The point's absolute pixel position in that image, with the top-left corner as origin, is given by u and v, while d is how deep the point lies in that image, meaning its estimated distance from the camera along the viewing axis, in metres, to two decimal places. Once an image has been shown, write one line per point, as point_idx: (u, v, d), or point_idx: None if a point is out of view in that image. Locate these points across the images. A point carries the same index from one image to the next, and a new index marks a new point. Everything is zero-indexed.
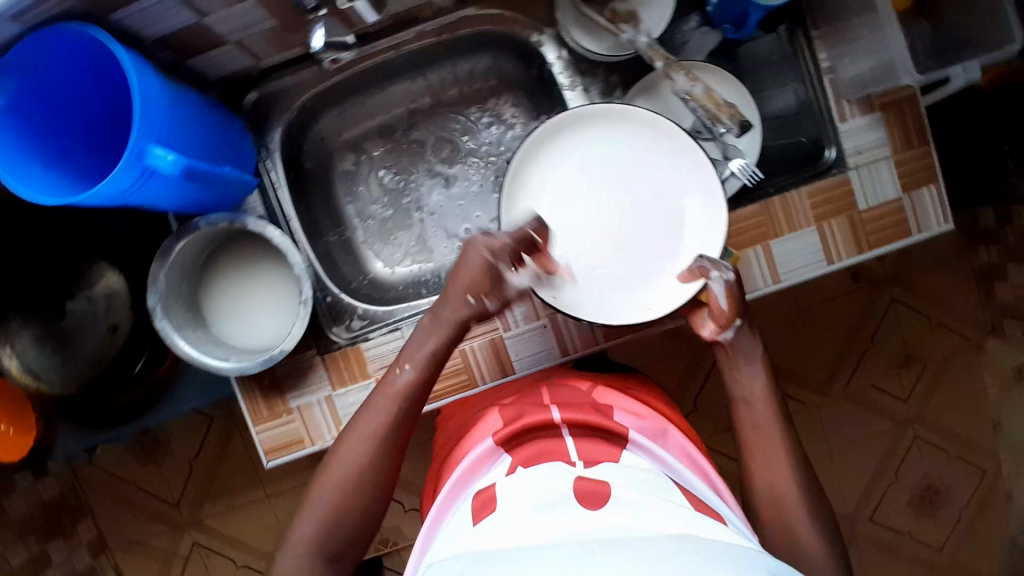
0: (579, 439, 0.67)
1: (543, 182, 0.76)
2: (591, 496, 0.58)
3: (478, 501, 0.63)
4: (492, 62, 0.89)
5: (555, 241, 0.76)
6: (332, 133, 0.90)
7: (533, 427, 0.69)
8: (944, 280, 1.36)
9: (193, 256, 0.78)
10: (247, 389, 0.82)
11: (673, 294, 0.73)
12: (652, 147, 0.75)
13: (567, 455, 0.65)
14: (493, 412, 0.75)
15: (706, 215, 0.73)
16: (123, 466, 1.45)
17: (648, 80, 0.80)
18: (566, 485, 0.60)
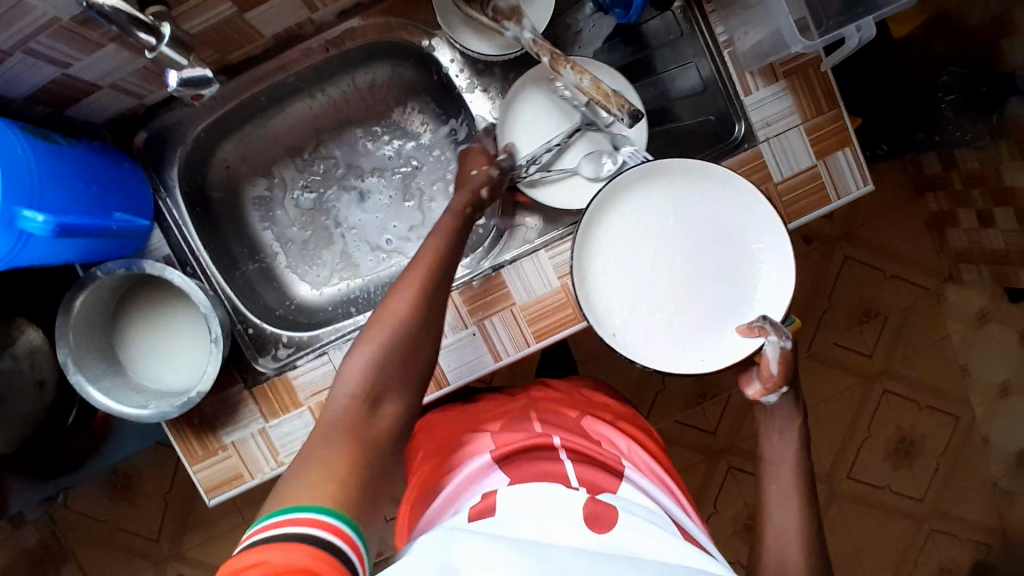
0: (579, 465, 0.66)
1: (614, 223, 0.71)
2: (597, 519, 0.58)
3: (478, 505, 0.61)
4: (391, 72, 0.87)
5: (620, 286, 0.71)
6: (236, 160, 0.88)
7: (530, 447, 0.68)
8: (898, 233, 1.32)
9: (101, 304, 0.77)
10: (180, 431, 0.81)
11: (727, 347, 0.68)
12: (731, 203, 0.69)
13: (567, 479, 0.63)
14: (484, 433, 0.73)
15: (775, 280, 0.68)
16: (99, 507, 1.44)
17: (521, 83, 0.81)
18: (576, 506, 0.59)
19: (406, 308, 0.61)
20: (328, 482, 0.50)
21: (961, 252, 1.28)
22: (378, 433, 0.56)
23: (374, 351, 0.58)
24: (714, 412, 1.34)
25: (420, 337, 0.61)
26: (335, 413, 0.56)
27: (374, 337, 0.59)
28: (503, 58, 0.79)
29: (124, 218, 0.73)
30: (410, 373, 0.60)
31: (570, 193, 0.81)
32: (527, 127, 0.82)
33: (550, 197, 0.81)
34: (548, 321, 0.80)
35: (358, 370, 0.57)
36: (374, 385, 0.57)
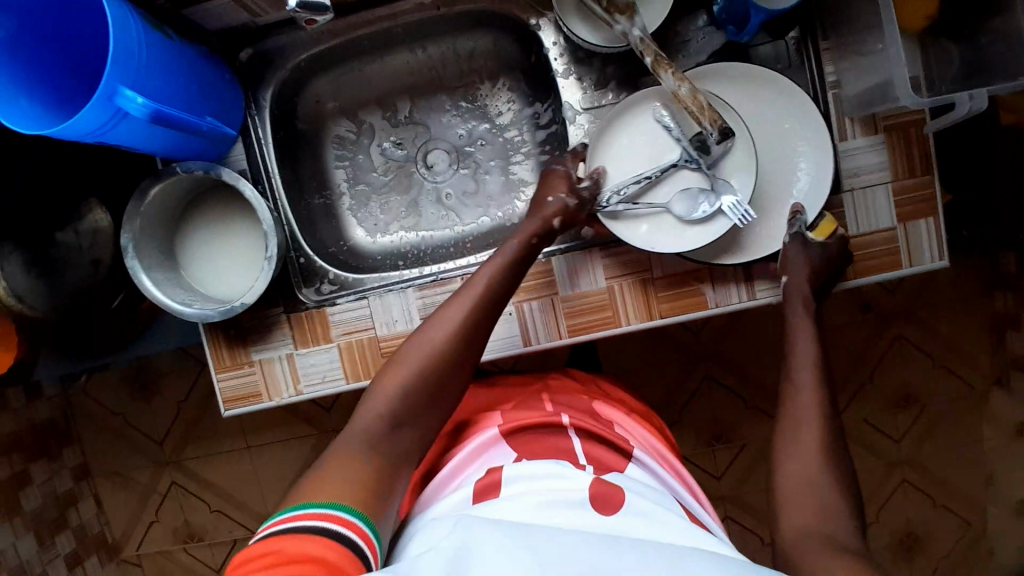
0: (585, 442, 0.67)
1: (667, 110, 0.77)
2: (605, 503, 0.58)
3: (483, 481, 0.63)
4: (493, 43, 0.88)
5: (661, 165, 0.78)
6: (327, 97, 0.91)
7: (537, 424, 0.69)
8: (954, 323, 1.28)
9: (171, 202, 0.80)
10: (213, 337, 0.83)
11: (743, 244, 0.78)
12: (778, 112, 0.77)
13: (575, 456, 0.65)
14: (494, 412, 0.74)
15: (806, 191, 0.76)
16: (115, 400, 1.49)
17: (626, 104, 0.77)
18: (582, 487, 0.59)
19: (442, 344, 0.65)
20: (351, 485, 0.56)
21: (1017, 358, 1.22)
22: (396, 453, 0.61)
23: (403, 374, 0.64)
24: (723, 457, 1.31)
25: (449, 369, 0.65)
26: (362, 429, 0.61)
27: (409, 363, 0.64)
28: (608, 51, 0.79)
29: (214, 122, 0.76)
30: (432, 403, 0.64)
31: (655, 230, 0.77)
32: (619, 152, 0.78)
33: (630, 231, 0.77)
34: (587, 318, 0.80)
35: (387, 392, 0.63)
36: (400, 410, 0.63)
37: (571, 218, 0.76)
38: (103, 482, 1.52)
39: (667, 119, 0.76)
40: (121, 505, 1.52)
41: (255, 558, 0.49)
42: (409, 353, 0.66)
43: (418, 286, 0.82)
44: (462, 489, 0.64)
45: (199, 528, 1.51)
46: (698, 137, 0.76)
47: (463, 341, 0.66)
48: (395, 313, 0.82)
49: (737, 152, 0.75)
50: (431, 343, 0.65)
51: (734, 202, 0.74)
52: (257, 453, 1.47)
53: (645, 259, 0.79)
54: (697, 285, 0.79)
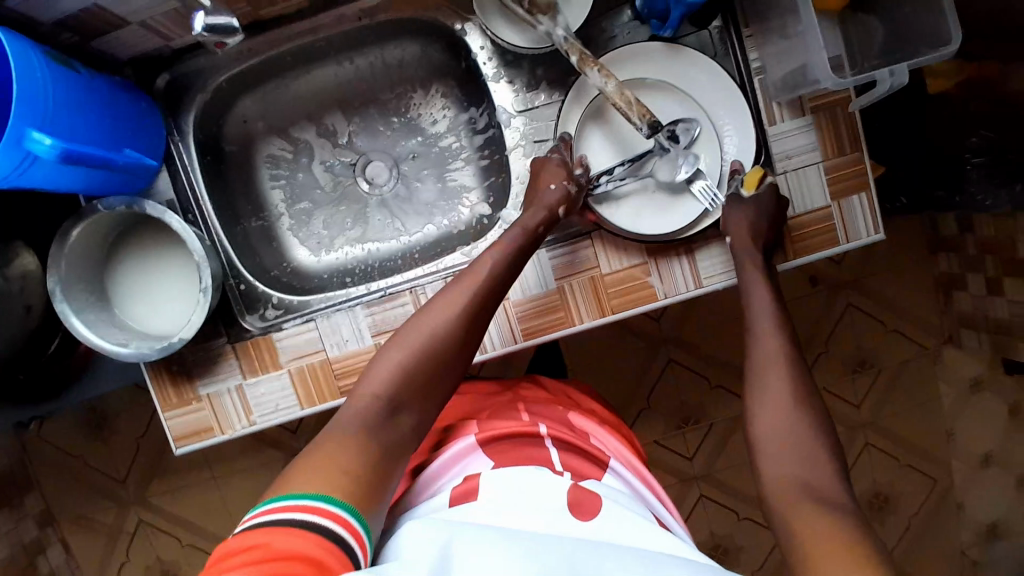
0: (562, 452, 0.70)
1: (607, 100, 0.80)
2: (581, 507, 0.61)
3: (459, 489, 0.65)
4: (421, 51, 0.87)
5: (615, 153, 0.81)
6: (254, 117, 0.89)
7: (514, 434, 0.71)
8: (903, 286, 1.31)
9: (94, 241, 0.77)
10: (157, 375, 0.81)
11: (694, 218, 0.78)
12: (698, 85, 0.78)
13: (553, 464, 0.67)
14: (473, 420, 0.76)
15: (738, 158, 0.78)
16: (72, 442, 1.44)
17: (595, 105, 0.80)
18: (559, 493, 0.62)
19: (441, 328, 0.65)
20: (342, 476, 0.54)
21: (964, 316, 1.26)
22: (395, 437, 0.61)
23: (401, 356, 0.64)
24: (693, 440, 1.33)
25: (449, 352, 0.65)
26: (358, 410, 0.60)
27: (409, 343, 0.64)
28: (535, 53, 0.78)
29: (132, 155, 0.74)
30: (429, 388, 0.64)
31: (636, 214, 0.79)
32: (600, 142, 0.81)
33: (613, 214, 0.79)
34: (540, 321, 0.80)
35: (385, 375, 0.62)
36: (393, 393, 0.62)
37: (572, 206, 0.76)
38: (68, 528, 1.48)
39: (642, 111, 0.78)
40: (89, 549, 1.48)
41: (240, 555, 0.47)
42: (407, 336, 0.65)
43: (366, 303, 0.81)
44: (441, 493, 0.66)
45: (173, 564, 1.48)
46: (673, 123, 0.77)
47: (462, 323, 0.66)
48: (345, 333, 0.81)
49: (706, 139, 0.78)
50: (433, 330, 0.65)
51: (708, 189, 0.77)
52: (226, 482, 1.44)
53: (593, 259, 0.79)
54: (644, 280, 0.78)
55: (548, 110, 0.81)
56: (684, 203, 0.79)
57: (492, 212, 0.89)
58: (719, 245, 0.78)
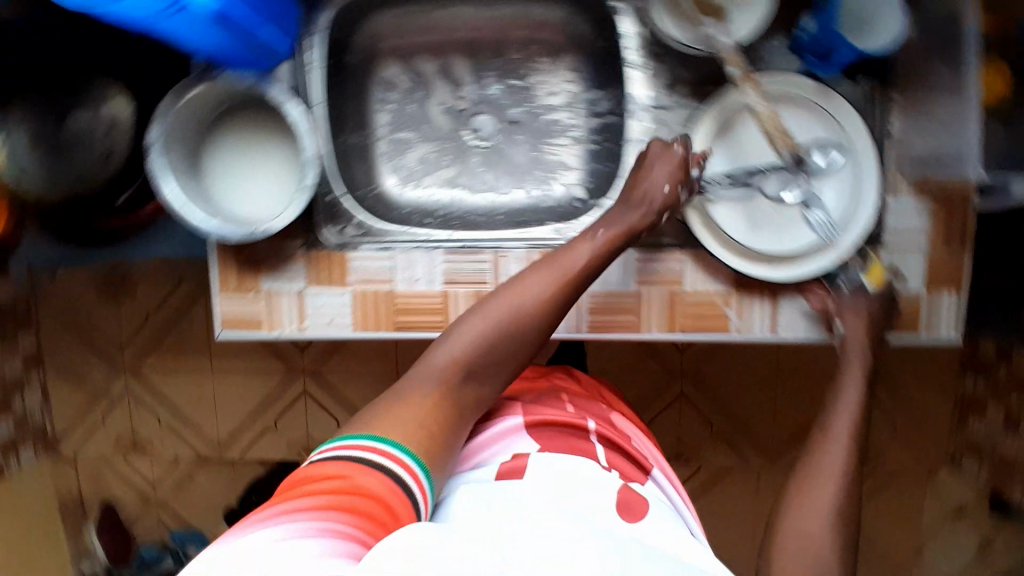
0: (607, 449, 0.72)
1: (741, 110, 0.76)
2: (630, 508, 0.63)
3: (507, 465, 0.67)
4: (565, 18, 0.83)
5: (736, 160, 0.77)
6: (381, 33, 0.86)
7: (562, 424, 0.73)
8: (926, 395, 1.31)
9: (202, 108, 0.75)
10: (224, 255, 0.80)
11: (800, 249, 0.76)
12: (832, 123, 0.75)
13: (598, 457, 0.70)
14: (516, 405, 0.77)
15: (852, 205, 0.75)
16: (78, 295, 1.42)
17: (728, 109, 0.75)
18: (611, 493, 0.64)
19: (529, 307, 0.66)
20: (410, 429, 0.57)
21: (972, 443, 1.26)
22: (465, 397, 0.63)
23: (485, 321, 0.65)
24: (678, 475, 1.34)
25: (529, 331, 0.65)
26: (437, 366, 0.63)
27: (500, 305, 0.66)
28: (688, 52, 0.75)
29: (270, 36, 0.72)
30: (507, 356, 0.65)
31: (745, 226, 0.76)
32: (728, 146, 0.77)
33: (722, 219, 0.76)
34: (611, 318, 0.79)
35: (468, 336, 0.64)
36: (477, 355, 0.63)
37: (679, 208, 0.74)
38: (53, 375, 1.47)
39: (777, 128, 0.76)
40: (69, 400, 1.48)
41: (324, 479, 0.50)
42: (497, 306, 0.66)
43: (447, 248, 0.81)
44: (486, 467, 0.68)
45: (143, 440, 1.49)
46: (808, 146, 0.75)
47: (548, 304, 0.66)
48: (418, 271, 0.81)
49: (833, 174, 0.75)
50: (523, 305, 0.66)
51: (828, 223, 0.73)
52: (219, 376, 1.45)
53: (680, 272, 0.77)
54: (722, 309, 0.77)
55: (676, 115, 0.77)
56: (801, 231, 0.76)
57: (585, 198, 0.87)
58: (797, 301, 0.77)
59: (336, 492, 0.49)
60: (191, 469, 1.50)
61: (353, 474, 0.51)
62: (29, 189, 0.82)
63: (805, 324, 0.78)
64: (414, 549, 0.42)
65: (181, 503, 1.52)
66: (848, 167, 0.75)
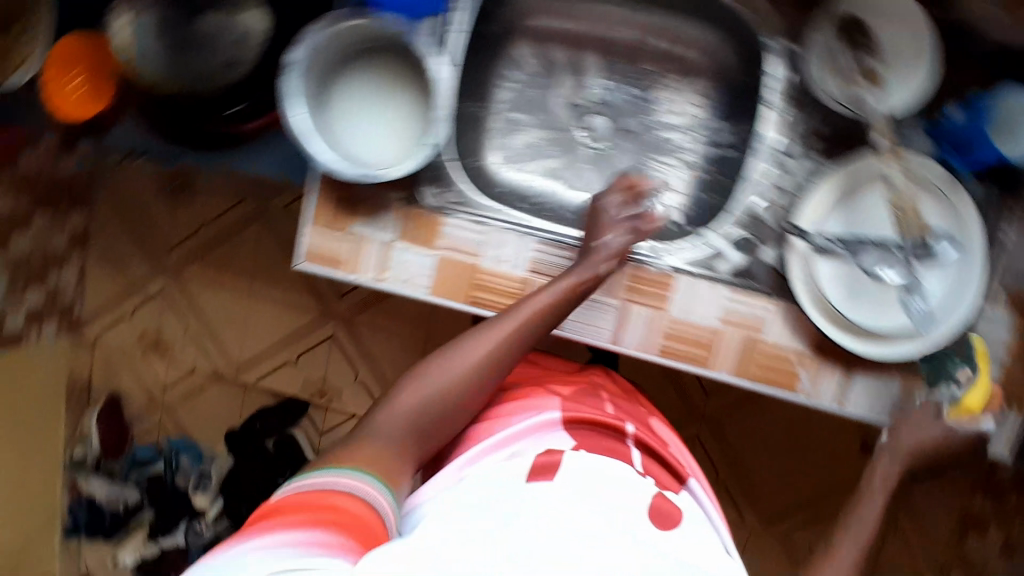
0: (643, 456, 0.73)
1: (870, 179, 0.75)
2: (667, 518, 0.62)
3: (540, 461, 0.65)
4: (714, 42, 0.82)
5: (851, 224, 0.76)
6: (527, 12, 0.85)
7: (601, 424, 0.74)
8: (936, 503, 1.30)
9: (344, 43, 0.75)
10: (324, 190, 0.81)
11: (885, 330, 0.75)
12: (954, 218, 0.73)
13: (634, 462, 0.70)
14: (553, 398, 0.77)
15: (949, 303, 0.73)
16: (142, 188, 1.44)
17: (858, 173, 0.75)
18: (645, 494, 0.64)
19: (467, 371, 0.71)
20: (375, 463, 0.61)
21: (972, 561, 1.26)
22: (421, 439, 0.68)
23: (443, 376, 0.70)
24: None
25: (480, 375, 0.72)
26: (394, 419, 0.68)
27: (454, 360, 0.71)
28: (839, 108, 0.75)
29: None
30: (461, 403, 0.71)
31: (841, 291, 0.76)
32: (848, 209, 0.76)
33: (821, 276, 0.76)
34: (682, 347, 0.79)
35: (421, 391, 0.69)
36: (433, 405, 0.69)
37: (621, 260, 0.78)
38: (96, 256, 1.48)
39: (902, 208, 0.74)
40: (105, 287, 1.49)
41: (300, 503, 0.53)
42: (437, 377, 0.70)
43: (542, 238, 0.81)
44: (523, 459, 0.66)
45: (167, 342, 1.50)
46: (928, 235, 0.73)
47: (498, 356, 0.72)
48: (507, 253, 0.81)
49: (941, 267, 0.74)
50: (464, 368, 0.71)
51: (925, 312, 0.73)
52: (254, 302, 1.46)
53: (763, 320, 0.77)
54: (793, 367, 0.77)
55: (802, 167, 0.77)
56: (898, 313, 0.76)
57: (682, 223, 0.86)
58: (896, 382, 0.77)
59: (313, 511, 0.52)
60: (205, 382, 1.51)
61: (330, 497, 0.54)
62: (147, 74, 0.81)
63: (873, 402, 0.78)
64: (408, 554, 0.48)
65: (183, 414, 1.52)
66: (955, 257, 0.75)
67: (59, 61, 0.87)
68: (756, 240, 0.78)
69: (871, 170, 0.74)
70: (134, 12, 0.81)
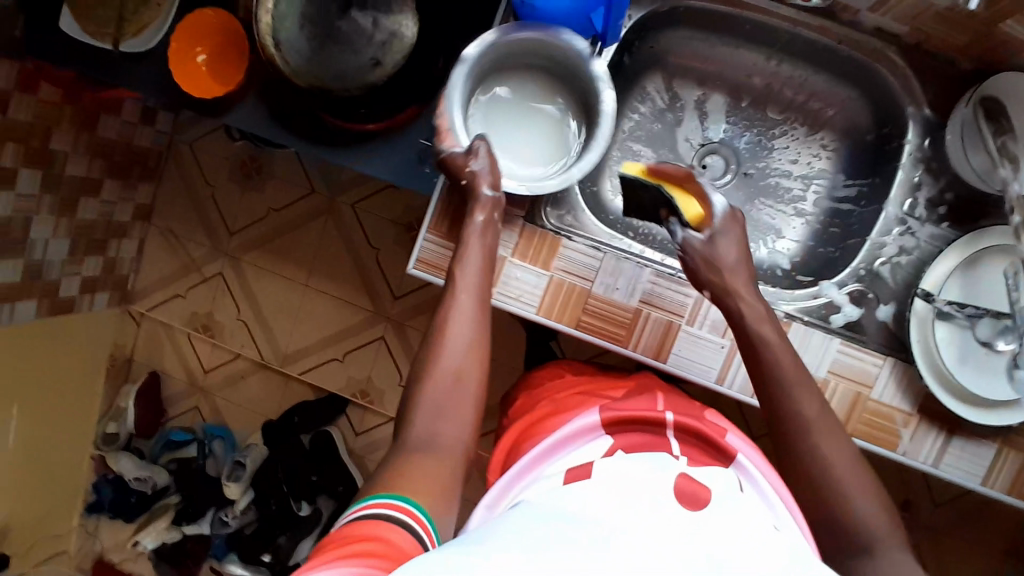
0: (684, 445, 0.66)
1: (994, 254, 0.76)
2: (695, 497, 0.55)
3: (573, 471, 0.61)
4: (845, 99, 0.85)
5: (973, 294, 0.77)
6: (664, 49, 0.87)
7: (635, 419, 0.68)
8: (967, 565, 1.33)
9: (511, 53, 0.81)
10: (444, 201, 0.81)
11: (991, 396, 0.76)
12: None
13: (670, 449, 0.65)
14: (598, 403, 0.73)
15: None
16: (214, 169, 1.44)
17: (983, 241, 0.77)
18: (669, 483, 0.56)
19: (461, 349, 0.70)
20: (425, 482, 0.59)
21: None
22: (431, 444, 0.64)
23: (432, 391, 0.67)
24: None
25: (457, 364, 0.69)
26: (420, 443, 0.64)
27: (437, 366, 0.68)
28: (977, 179, 0.77)
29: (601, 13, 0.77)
30: (458, 404, 0.67)
31: (956, 356, 0.76)
32: (970, 279, 0.77)
33: (937, 338, 0.76)
34: None
35: (425, 416, 0.66)
36: (441, 414, 0.66)
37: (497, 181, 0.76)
38: (155, 232, 1.48)
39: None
40: (161, 262, 1.48)
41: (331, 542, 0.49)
42: (433, 379, 0.68)
43: (656, 270, 0.81)
44: (556, 475, 0.62)
45: (216, 325, 1.48)
46: None
47: (465, 337, 0.70)
48: (621, 281, 0.81)
49: None
50: (454, 360, 0.69)
51: None
52: (309, 295, 1.45)
53: (873, 377, 0.78)
54: (898, 426, 0.78)
55: (925, 231, 0.80)
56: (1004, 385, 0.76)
57: (788, 269, 0.88)
58: (990, 449, 0.79)
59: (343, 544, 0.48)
60: (247, 370, 1.48)
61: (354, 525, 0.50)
62: (284, 63, 0.80)
63: (968, 467, 0.79)
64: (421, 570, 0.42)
65: (220, 399, 1.50)
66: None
67: (184, 41, 0.86)
68: (871, 295, 0.80)
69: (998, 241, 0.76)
70: None
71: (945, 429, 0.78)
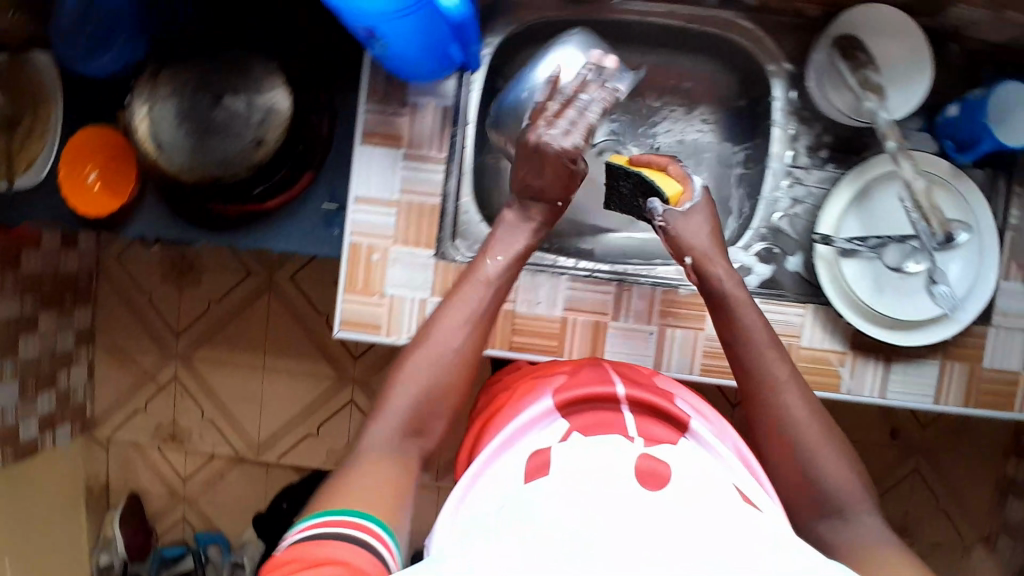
0: (640, 419, 0.63)
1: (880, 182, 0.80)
2: (654, 477, 0.53)
3: (532, 463, 0.57)
4: (709, 72, 0.89)
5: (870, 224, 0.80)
6: None
7: (592, 399, 0.64)
8: (968, 475, 1.34)
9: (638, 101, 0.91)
10: (352, 258, 0.82)
11: (916, 316, 0.78)
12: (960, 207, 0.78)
13: (625, 428, 0.60)
14: (553, 382, 0.69)
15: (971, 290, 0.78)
16: (147, 277, 1.44)
17: (869, 171, 0.79)
18: (628, 463, 0.54)
19: (453, 343, 0.66)
20: None
21: (1012, 524, 1.30)
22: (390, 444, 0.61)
23: (412, 390, 0.63)
24: None
25: (450, 373, 0.65)
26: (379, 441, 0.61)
27: (423, 360, 0.65)
28: (846, 120, 0.80)
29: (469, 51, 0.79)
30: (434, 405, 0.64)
31: (874, 286, 0.79)
32: (866, 211, 0.80)
33: (850, 275, 0.78)
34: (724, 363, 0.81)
35: (391, 412, 0.63)
36: (408, 418, 0.63)
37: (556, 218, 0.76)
38: (102, 352, 1.47)
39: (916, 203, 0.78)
40: (116, 379, 1.46)
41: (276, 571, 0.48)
42: (414, 364, 0.65)
43: (572, 276, 0.82)
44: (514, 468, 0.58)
45: (183, 431, 1.46)
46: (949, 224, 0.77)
47: (464, 346, 0.66)
48: (540, 295, 0.82)
49: (961, 251, 0.78)
50: (443, 355, 0.65)
51: (951, 298, 0.77)
52: (269, 377, 1.44)
53: (799, 326, 0.79)
54: (836, 367, 0.80)
55: (813, 176, 0.82)
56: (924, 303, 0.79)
57: None
58: (933, 367, 0.80)
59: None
60: (225, 467, 1.47)
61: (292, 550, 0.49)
62: (169, 164, 0.82)
63: (916, 387, 0.80)
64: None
65: (206, 502, 1.48)
66: (972, 243, 0.78)
67: (71, 164, 0.87)
68: (778, 250, 0.82)
69: (883, 169, 0.79)
70: (146, 105, 0.82)
71: (883, 357, 0.80)
